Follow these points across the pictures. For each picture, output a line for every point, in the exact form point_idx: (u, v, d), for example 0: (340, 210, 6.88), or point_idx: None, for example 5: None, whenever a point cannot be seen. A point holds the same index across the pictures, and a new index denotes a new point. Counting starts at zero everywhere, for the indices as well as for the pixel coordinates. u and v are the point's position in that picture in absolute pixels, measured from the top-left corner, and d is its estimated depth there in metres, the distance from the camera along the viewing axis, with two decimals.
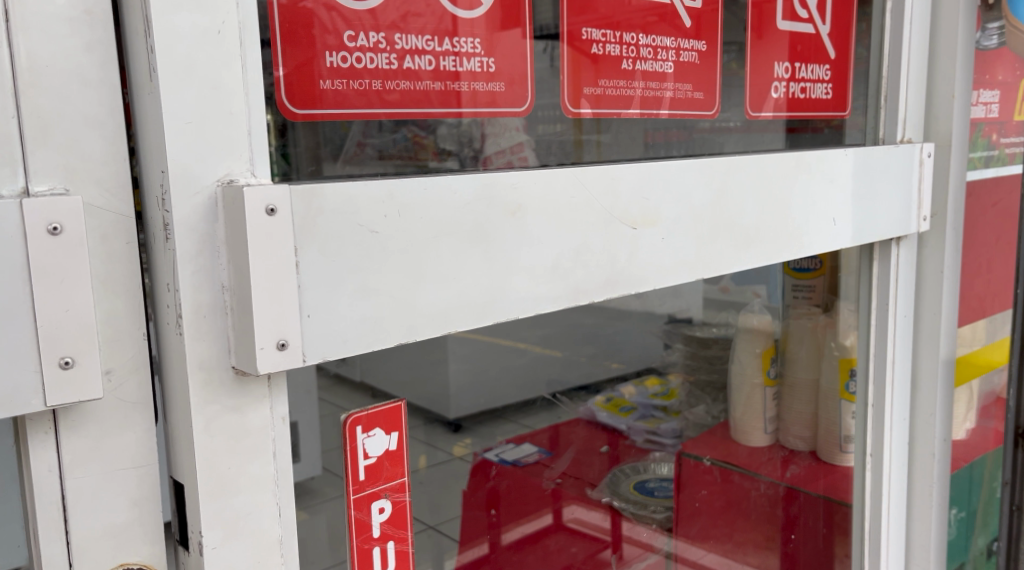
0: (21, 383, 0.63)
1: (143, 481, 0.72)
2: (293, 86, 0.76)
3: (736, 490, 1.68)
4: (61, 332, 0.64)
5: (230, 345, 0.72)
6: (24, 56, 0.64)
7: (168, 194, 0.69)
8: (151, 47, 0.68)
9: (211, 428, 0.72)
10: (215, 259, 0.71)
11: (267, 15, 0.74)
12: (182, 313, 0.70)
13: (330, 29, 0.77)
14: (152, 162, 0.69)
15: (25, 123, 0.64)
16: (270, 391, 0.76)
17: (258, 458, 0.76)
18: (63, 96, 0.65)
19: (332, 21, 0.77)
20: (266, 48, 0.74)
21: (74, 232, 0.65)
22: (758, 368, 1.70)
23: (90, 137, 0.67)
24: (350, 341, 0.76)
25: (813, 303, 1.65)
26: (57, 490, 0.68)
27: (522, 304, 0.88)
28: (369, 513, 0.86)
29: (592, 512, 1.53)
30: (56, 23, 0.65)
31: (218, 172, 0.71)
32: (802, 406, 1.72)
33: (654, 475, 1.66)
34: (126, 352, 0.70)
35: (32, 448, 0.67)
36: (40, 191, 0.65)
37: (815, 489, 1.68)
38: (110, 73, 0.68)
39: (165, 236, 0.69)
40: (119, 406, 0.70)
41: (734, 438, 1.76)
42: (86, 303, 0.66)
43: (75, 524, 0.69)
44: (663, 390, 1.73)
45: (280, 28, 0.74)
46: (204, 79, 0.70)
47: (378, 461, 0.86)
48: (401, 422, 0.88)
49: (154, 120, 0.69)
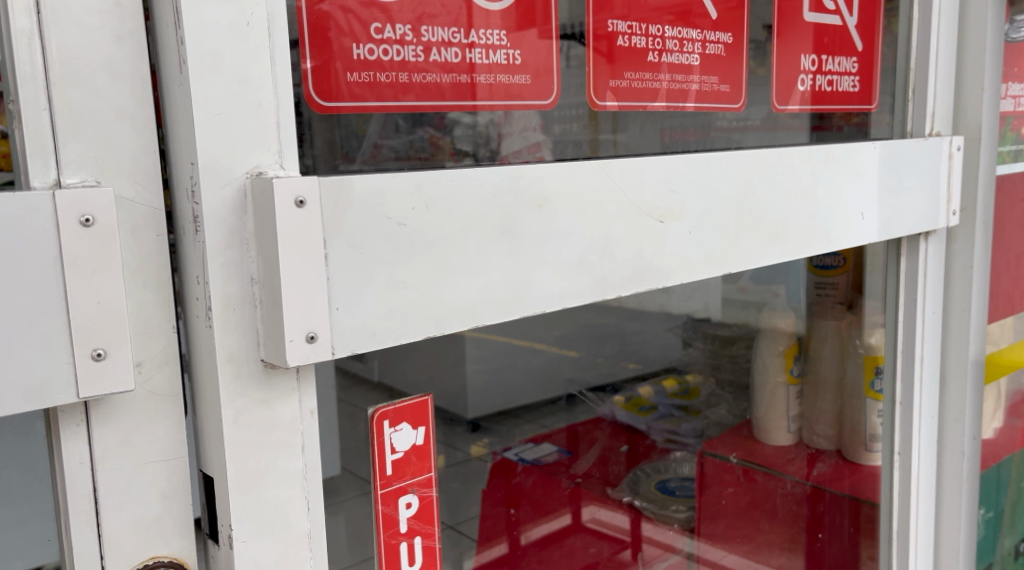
0: (54, 375, 0.63)
1: (174, 474, 0.72)
2: (321, 79, 0.76)
3: (760, 489, 1.67)
4: (92, 324, 0.64)
5: (258, 338, 0.72)
6: (56, 49, 0.64)
7: (198, 186, 0.69)
8: (181, 38, 0.67)
9: (241, 420, 0.72)
10: (244, 252, 0.71)
11: (296, 12, 0.74)
12: (212, 305, 0.70)
13: (346, 30, 0.77)
14: (181, 154, 0.69)
15: (57, 116, 0.64)
16: (298, 384, 0.76)
17: (287, 451, 0.75)
18: (94, 88, 0.65)
19: (348, 22, 0.77)
20: (295, 49, 0.74)
21: (106, 223, 0.65)
22: (781, 367, 1.68)
23: (122, 130, 0.67)
24: (378, 334, 0.76)
25: (836, 300, 1.64)
26: (89, 483, 0.68)
27: (550, 299, 0.87)
28: (396, 508, 0.85)
29: (612, 511, 1.51)
30: (88, 15, 0.65)
31: (247, 164, 0.71)
32: (827, 404, 1.71)
33: (676, 474, 1.64)
34: (157, 344, 0.70)
35: (64, 440, 0.67)
36: (72, 183, 0.65)
37: (841, 489, 1.67)
38: (140, 65, 0.68)
39: (195, 228, 0.69)
40: (150, 398, 0.70)
41: (757, 437, 1.73)
42: (118, 293, 0.65)
43: (106, 517, 0.69)
44: (684, 390, 1.67)
45: (309, 31, 0.75)
46: (234, 71, 0.70)
47: (405, 456, 0.85)
48: (428, 417, 0.87)
49: (184, 111, 0.69)
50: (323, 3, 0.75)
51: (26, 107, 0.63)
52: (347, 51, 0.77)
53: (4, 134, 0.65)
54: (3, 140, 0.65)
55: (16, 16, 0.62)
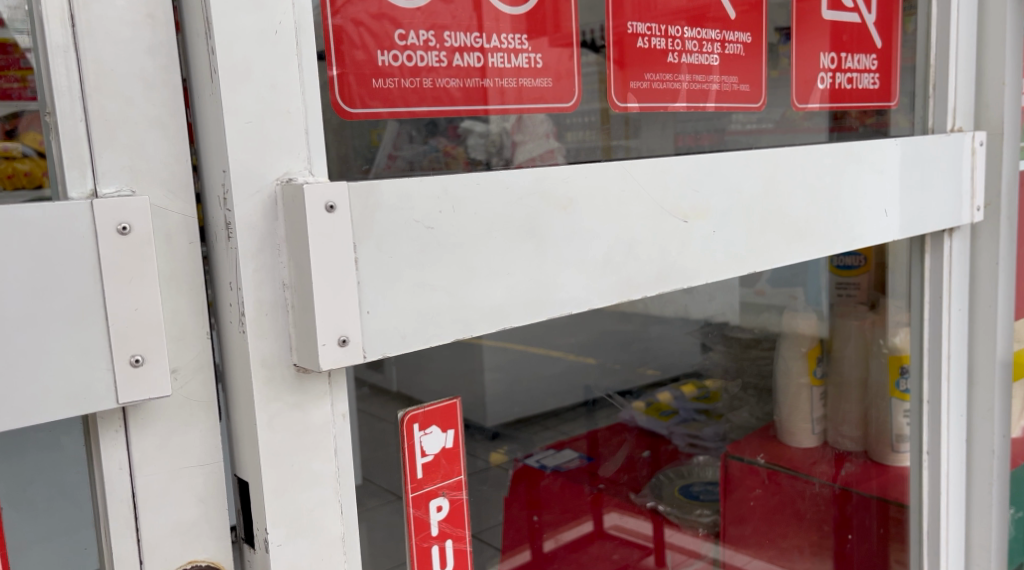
0: (94, 381, 0.64)
1: (210, 478, 0.73)
2: (345, 85, 0.77)
3: (786, 492, 1.66)
4: (130, 331, 0.65)
5: (291, 343, 0.73)
6: (90, 61, 0.65)
7: (230, 193, 0.70)
8: (212, 48, 0.68)
9: (275, 424, 0.73)
10: (276, 257, 0.72)
11: (321, 24, 0.75)
12: (245, 310, 0.70)
13: (358, 43, 0.77)
14: (213, 162, 0.70)
15: (93, 126, 0.65)
16: (330, 388, 0.76)
17: (321, 454, 0.76)
18: (127, 98, 0.66)
19: (360, 35, 0.77)
20: (322, 60, 0.76)
21: (142, 230, 0.66)
22: (804, 369, 1.65)
23: (155, 139, 0.68)
24: (408, 337, 0.76)
25: (859, 300, 1.64)
26: (128, 488, 0.69)
27: (576, 300, 0.88)
28: (427, 511, 0.85)
29: (637, 519, 1.47)
30: (120, 27, 0.66)
31: (277, 170, 0.72)
32: (851, 405, 1.69)
33: (700, 479, 1.62)
34: (191, 351, 0.71)
35: (104, 445, 0.68)
36: (108, 192, 0.66)
37: (869, 489, 1.66)
38: (172, 75, 0.69)
39: (227, 234, 0.70)
40: (185, 404, 0.71)
41: (781, 438, 1.71)
42: (154, 300, 0.66)
43: (145, 519, 0.70)
44: (702, 394, 1.68)
45: (334, 47, 0.76)
46: (263, 80, 0.71)
47: (435, 459, 0.86)
48: (457, 420, 0.88)
49: (215, 119, 0.70)
50: (337, 18, 0.76)
51: (63, 118, 0.64)
52: (368, 57, 0.78)
53: (43, 155, 0.66)
54: (43, 161, 0.66)
55: (52, 29, 0.63)
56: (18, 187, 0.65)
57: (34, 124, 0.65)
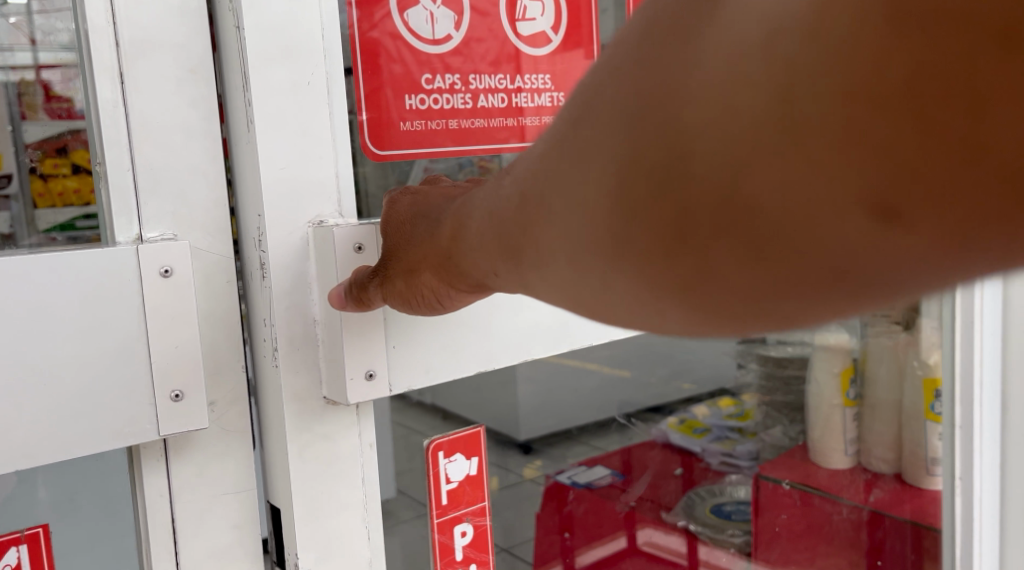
0: (138, 414, 0.68)
1: (244, 504, 0.77)
2: (375, 127, 0.81)
3: (817, 513, 1.62)
4: (171, 367, 0.69)
5: (321, 376, 0.77)
6: (138, 114, 0.69)
7: (264, 234, 0.74)
8: (247, 100, 0.73)
9: (305, 454, 0.77)
10: (306, 294, 0.75)
11: (350, 49, 0.79)
12: (278, 345, 0.74)
13: (395, 58, 0.81)
14: (249, 206, 0.75)
15: (139, 175, 0.70)
16: (358, 418, 0.80)
17: (348, 482, 0.80)
18: (171, 148, 0.71)
19: (397, 51, 0.81)
20: (349, 75, 0.79)
21: (183, 274, 0.70)
22: (837, 389, 1.60)
23: (197, 186, 0.72)
24: (433, 371, 0.80)
25: (893, 320, 1.62)
26: (168, 513, 0.73)
27: (597, 330, 0.91)
28: (452, 536, 0.89)
29: (668, 536, 1.49)
30: (166, 82, 0.70)
31: (308, 214, 0.76)
32: (885, 427, 1.64)
33: (731, 497, 1.62)
34: (228, 384, 0.75)
35: (146, 473, 0.72)
36: (152, 237, 0.70)
37: (902, 513, 1.62)
38: (213, 126, 0.73)
39: (262, 274, 0.74)
40: (221, 433, 0.75)
41: (812, 459, 1.66)
42: (192, 337, 0.70)
43: (184, 544, 0.74)
44: (737, 411, 1.65)
45: (361, 60, 0.79)
46: (297, 128, 0.75)
47: (459, 486, 0.89)
48: (481, 448, 0.91)
49: (251, 165, 0.74)
50: (374, 32, 0.80)
51: (112, 168, 0.69)
52: (398, 88, 0.81)
53: (89, 171, 0.70)
54: (89, 177, 0.71)
55: (103, 86, 0.68)
56: (68, 204, 0.70)
57: (80, 143, 0.70)
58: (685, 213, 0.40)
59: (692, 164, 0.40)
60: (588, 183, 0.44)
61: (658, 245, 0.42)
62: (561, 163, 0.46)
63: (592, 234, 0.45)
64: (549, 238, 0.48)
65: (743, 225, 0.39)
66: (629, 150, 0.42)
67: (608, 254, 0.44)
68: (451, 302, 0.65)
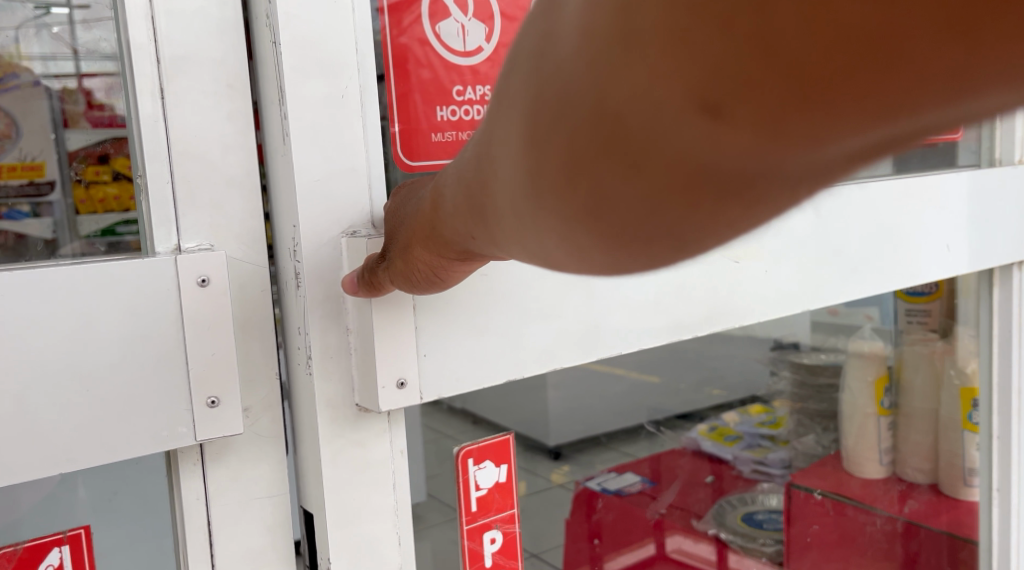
0: (174, 419, 0.70)
1: (277, 508, 0.78)
2: (406, 139, 0.82)
3: (850, 523, 1.60)
4: (208, 374, 0.71)
5: (354, 383, 0.78)
6: (177, 128, 0.71)
7: (299, 245, 0.75)
8: (284, 114, 0.74)
9: (338, 460, 0.78)
10: (340, 304, 0.77)
11: (382, 55, 0.80)
12: (312, 353, 0.76)
13: (424, 63, 0.82)
14: (285, 218, 0.76)
15: (178, 187, 0.71)
16: (389, 425, 0.81)
17: (380, 490, 0.81)
18: (208, 161, 0.73)
19: (427, 57, 0.82)
20: (380, 81, 0.80)
21: (220, 282, 0.71)
22: (870, 396, 1.60)
23: (232, 197, 0.74)
24: (463, 379, 0.81)
25: (930, 328, 1.63)
26: (204, 517, 0.75)
27: (626, 337, 0.92)
28: (481, 543, 0.90)
29: (701, 544, 1.47)
30: (203, 97, 0.72)
31: (342, 224, 0.77)
32: (920, 436, 1.63)
33: (763, 506, 1.60)
34: (261, 391, 0.76)
35: (183, 478, 0.73)
36: (190, 247, 0.72)
37: (938, 524, 1.60)
38: (248, 138, 0.75)
39: (296, 283, 0.76)
40: (255, 439, 0.76)
41: (846, 468, 1.65)
42: (228, 344, 0.72)
43: (219, 547, 0.76)
44: (770, 419, 1.62)
45: (393, 65, 0.80)
46: (332, 140, 0.77)
47: (489, 493, 0.90)
48: (510, 455, 0.92)
49: (288, 177, 0.75)
50: (403, 37, 0.81)
51: (152, 180, 0.71)
52: (429, 101, 0.82)
53: (130, 179, 0.72)
54: (129, 185, 0.73)
55: (143, 101, 0.70)
56: (107, 211, 0.73)
57: (122, 151, 0.72)
58: (570, 140, 0.43)
59: (567, 95, 0.43)
60: (506, 132, 0.48)
61: (565, 170, 0.44)
62: (493, 119, 0.50)
63: (521, 177, 0.47)
64: (504, 197, 0.50)
65: (615, 138, 0.42)
66: (525, 96, 0.46)
67: (533, 187, 0.46)
68: (447, 273, 0.65)
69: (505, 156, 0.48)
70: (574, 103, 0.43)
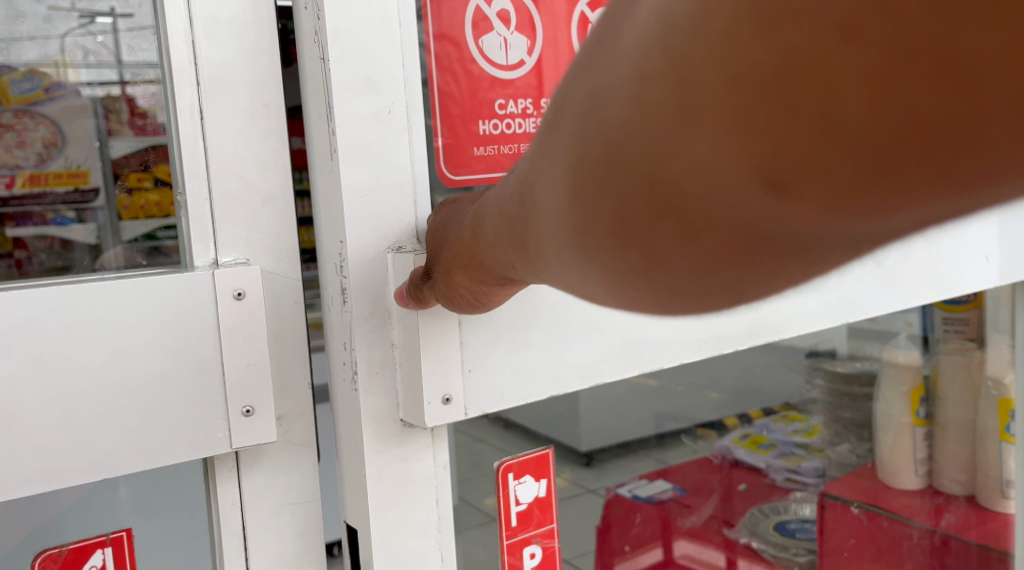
0: (209, 427, 0.73)
1: (309, 513, 0.81)
2: (450, 154, 0.84)
3: (884, 536, 1.56)
4: (245, 384, 0.74)
5: (398, 399, 0.81)
6: (215, 146, 0.74)
7: (346, 262, 0.78)
8: (332, 129, 0.77)
9: (383, 474, 0.81)
10: (385, 321, 0.80)
11: (425, 63, 0.82)
12: (358, 369, 0.79)
13: (464, 75, 0.84)
14: (331, 234, 0.79)
15: (216, 204, 0.74)
16: (432, 440, 0.84)
17: (420, 503, 0.84)
18: (245, 178, 0.76)
19: (469, 68, 0.84)
20: (424, 87, 0.82)
21: (254, 296, 0.74)
22: (906, 407, 1.58)
23: (268, 213, 0.77)
24: (505, 394, 0.83)
25: (966, 337, 1.64)
26: (239, 520, 0.78)
27: (666, 350, 0.93)
28: (521, 558, 0.91)
29: (714, 551, 1.45)
30: (237, 117, 0.75)
31: (388, 240, 0.80)
32: (957, 448, 1.61)
33: (795, 515, 1.57)
34: (296, 401, 0.79)
35: (221, 483, 0.76)
36: (226, 261, 0.75)
37: (969, 536, 1.59)
38: (283, 156, 0.77)
39: (343, 299, 0.79)
40: (288, 446, 0.79)
41: (885, 480, 1.61)
42: (264, 356, 0.75)
43: (253, 550, 0.79)
44: (804, 426, 1.58)
45: (437, 75, 0.83)
46: (378, 156, 0.79)
47: (528, 507, 0.92)
48: (549, 469, 0.94)
49: (334, 193, 0.78)
50: (445, 47, 0.83)
51: (192, 197, 0.74)
52: (472, 115, 0.85)
53: (168, 184, 0.76)
54: (168, 191, 0.76)
55: (184, 121, 0.73)
56: (148, 216, 0.77)
57: (162, 158, 0.76)
58: (621, 200, 0.43)
59: (620, 160, 0.42)
60: (554, 184, 0.48)
61: (617, 232, 0.44)
62: (540, 164, 0.50)
63: (570, 228, 0.48)
64: (552, 241, 0.51)
65: (674, 209, 0.41)
66: (572, 153, 0.45)
67: (580, 237, 0.47)
68: (488, 298, 0.68)
69: (553, 205, 0.48)
70: (631, 169, 0.42)
